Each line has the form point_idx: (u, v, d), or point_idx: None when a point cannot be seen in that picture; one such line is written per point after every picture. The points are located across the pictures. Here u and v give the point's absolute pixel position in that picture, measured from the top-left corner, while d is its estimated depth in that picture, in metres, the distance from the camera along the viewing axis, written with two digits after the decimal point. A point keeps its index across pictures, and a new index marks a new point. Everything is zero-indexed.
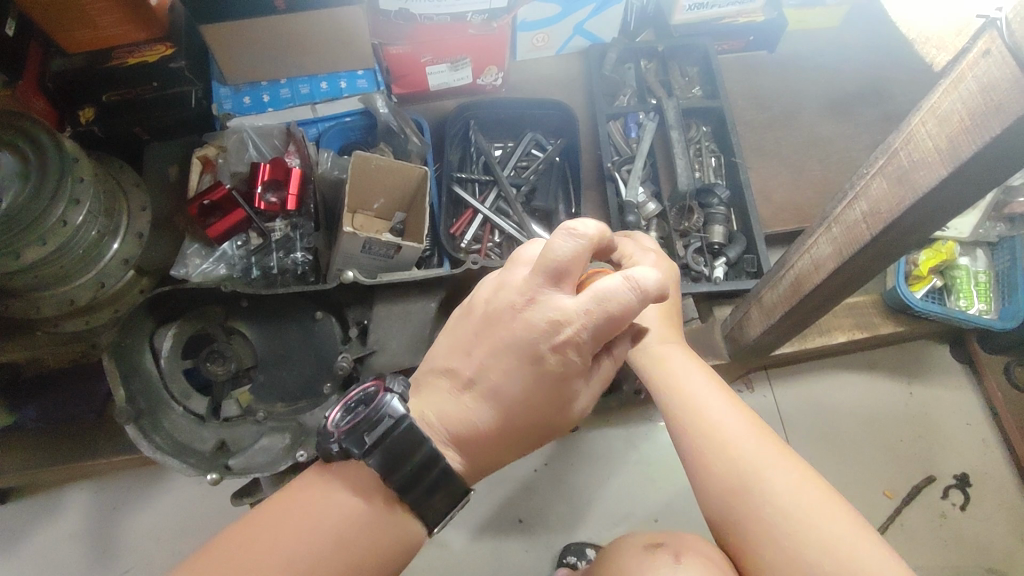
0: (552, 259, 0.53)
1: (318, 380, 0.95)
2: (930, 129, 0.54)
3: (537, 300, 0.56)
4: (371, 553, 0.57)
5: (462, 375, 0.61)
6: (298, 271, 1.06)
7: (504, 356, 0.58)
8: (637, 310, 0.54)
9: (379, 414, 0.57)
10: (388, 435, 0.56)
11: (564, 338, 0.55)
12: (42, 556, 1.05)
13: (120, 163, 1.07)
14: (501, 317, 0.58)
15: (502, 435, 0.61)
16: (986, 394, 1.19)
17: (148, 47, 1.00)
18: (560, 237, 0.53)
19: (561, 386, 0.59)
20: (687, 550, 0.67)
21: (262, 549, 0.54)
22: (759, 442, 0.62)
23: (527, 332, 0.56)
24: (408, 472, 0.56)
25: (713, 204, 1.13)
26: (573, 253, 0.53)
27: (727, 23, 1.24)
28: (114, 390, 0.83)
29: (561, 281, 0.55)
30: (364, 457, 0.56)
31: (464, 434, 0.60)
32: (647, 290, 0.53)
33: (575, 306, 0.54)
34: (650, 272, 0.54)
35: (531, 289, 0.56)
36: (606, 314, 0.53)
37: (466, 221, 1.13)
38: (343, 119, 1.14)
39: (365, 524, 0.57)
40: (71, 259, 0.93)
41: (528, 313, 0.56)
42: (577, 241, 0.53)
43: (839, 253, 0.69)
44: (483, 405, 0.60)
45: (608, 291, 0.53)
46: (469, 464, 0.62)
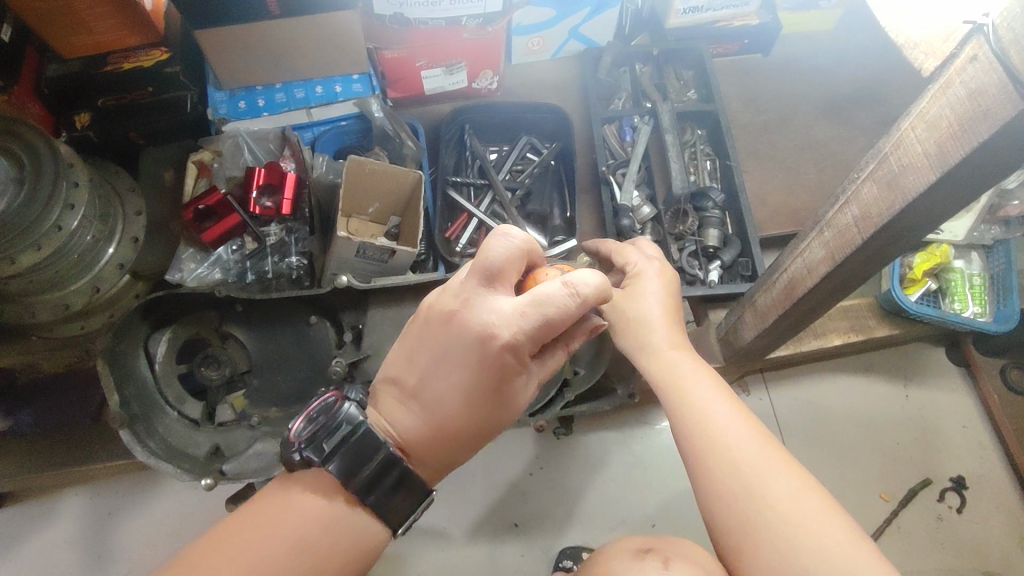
0: (488, 261, 0.59)
1: (313, 385, 0.94)
2: (919, 134, 0.54)
3: (472, 303, 0.59)
4: (335, 556, 0.57)
5: (408, 380, 0.62)
6: (293, 276, 1.06)
7: (441, 358, 0.60)
8: (575, 315, 0.57)
9: (337, 422, 0.58)
10: (346, 442, 0.57)
11: (498, 338, 0.57)
12: (37, 562, 1.05)
13: (115, 168, 1.06)
14: (449, 323, 0.60)
15: (449, 434, 0.61)
16: (982, 396, 1.19)
17: (144, 52, 1.01)
18: (496, 240, 0.60)
19: (501, 382, 0.59)
20: (676, 555, 0.65)
21: (231, 555, 0.54)
22: (761, 447, 0.63)
23: (459, 334, 0.59)
24: (368, 477, 0.57)
25: (707, 208, 1.13)
26: (507, 254, 0.59)
27: (722, 26, 1.25)
28: (108, 396, 0.82)
29: (498, 283, 0.60)
30: (324, 464, 0.56)
31: (412, 436, 0.60)
32: (584, 293, 0.57)
33: (509, 308, 0.57)
34: (590, 277, 0.58)
35: (466, 294, 0.60)
36: (542, 315, 0.56)
37: (462, 224, 1.12)
38: (338, 123, 1.16)
39: (331, 525, 0.57)
40: (66, 263, 0.93)
41: (461, 316, 0.59)
42: (515, 243, 0.60)
43: (831, 257, 0.69)
44: (428, 408, 0.61)
45: (546, 294, 0.56)
46: (425, 465, 0.61)
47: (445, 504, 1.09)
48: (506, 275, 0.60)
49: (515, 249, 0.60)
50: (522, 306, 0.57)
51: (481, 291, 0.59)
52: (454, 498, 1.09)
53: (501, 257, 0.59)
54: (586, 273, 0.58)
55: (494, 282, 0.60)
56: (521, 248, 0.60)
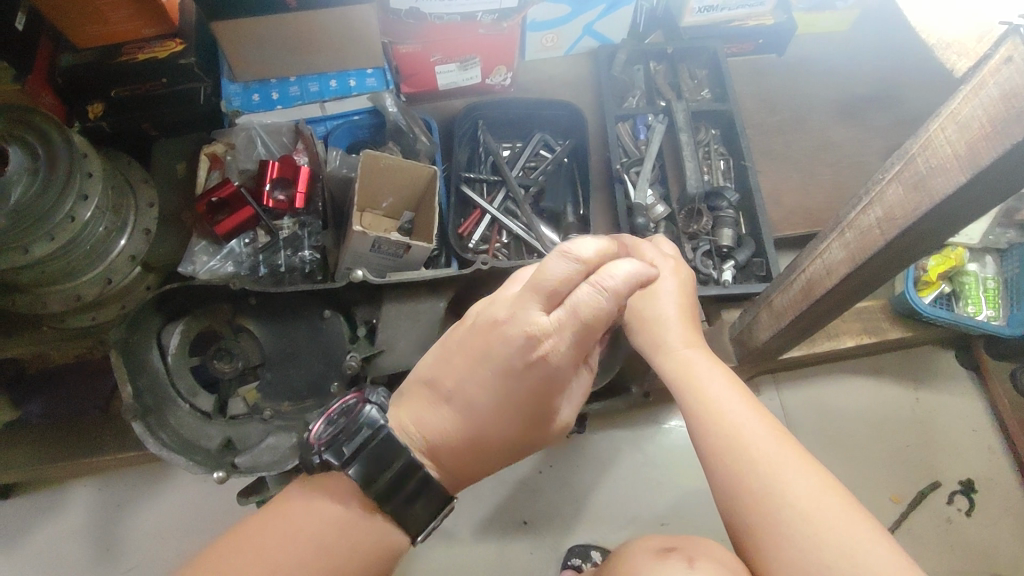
0: (543, 278, 0.54)
1: (327, 379, 0.94)
2: (949, 135, 0.54)
3: (519, 313, 0.56)
4: (354, 556, 0.57)
5: (440, 386, 0.62)
6: (306, 270, 1.05)
7: (477, 369, 0.59)
8: (609, 312, 0.54)
9: (357, 425, 0.58)
10: (365, 446, 0.57)
11: (541, 352, 0.55)
12: (44, 553, 1.05)
13: (127, 159, 1.06)
14: (486, 330, 0.58)
15: (478, 444, 0.62)
16: (994, 400, 1.19)
17: (159, 43, 1.01)
18: (555, 259, 0.53)
19: (537, 398, 0.59)
20: (701, 555, 0.65)
21: (255, 553, 0.55)
22: (780, 446, 0.62)
23: (505, 346, 0.57)
24: (387, 484, 0.57)
25: (722, 207, 1.12)
26: (564, 274, 0.53)
27: (737, 26, 1.24)
28: (121, 386, 0.83)
29: (547, 299, 0.55)
30: (343, 467, 0.56)
31: (440, 442, 0.62)
32: (610, 285, 0.53)
33: (553, 320, 0.54)
34: (618, 268, 0.53)
35: (515, 306, 0.56)
36: (583, 327, 0.54)
37: (474, 221, 1.12)
38: (351, 118, 1.14)
39: (350, 529, 0.58)
40: (78, 255, 0.93)
41: (505, 327, 0.57)
42: (572, 261, 0.53)
43: (852, 258, 0.68)
44: (457, 415, 0.61)
45: (589, 306, 0.53)
46: (449, 472, 0.63)
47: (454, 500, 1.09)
48: (561, 292, 0.54)
49: (570, 267, 0.53)
50: (563, 315, 0.54)
51: (530, 302, 0.55)
52: (462, 494, 1.09)
53: (561, 275, 0.53)
54: (614, 264, 0.53)
55: (548, 296, 0.55)
56: (583, 269, 0.53)
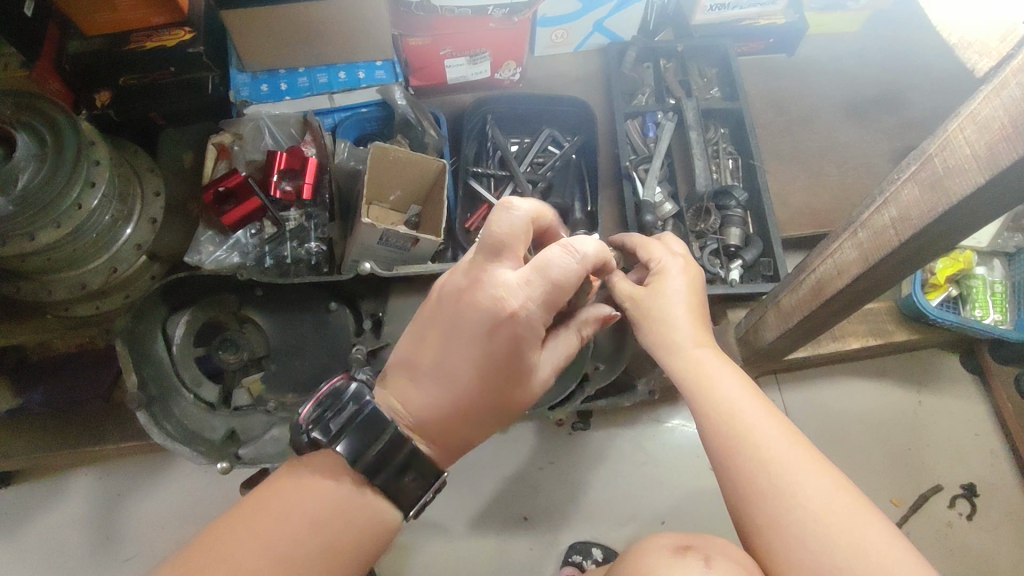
0: (490, 234, 0.57)
1: (330, 371, 0.94)
2: (968, 136, 0.53)
3: (481, 276, 0.58)
4: (348, 530, 0.57)
5: (418, 362, 0.62)
6: (312, 262, 1.05)
7: (452, 339, 0.59)
8: (579, 276, 0.57)
9: (342, 401, 0.57)
10: (352, 420, 0.57)
11: (511, 310, 0.56)
12: (44, 541, 1.05)
13: (133, 148, 1.05)
14: (452, 299, 0.59)
15: (464, 413, 0.61)
16: (997, 405, 1.19)
17: (167, 31, 1.00)
18: (499, 215, 0.57)
19: (514, 361, 0.58)
20: (716, 553, 0.64)
21: (249, 534, 0.54)
22: (791, 446, 0.62)
23: (473, 310, 0.58)
24: (375, 457, 0.57)
25: (730, 206, 1.12)
26: (512, 228, 0.57)
27: (747, 25, 1.24)
28: (126, 376, 0.83)
29: (502, 255, 0.58)
30: (332, 444, 0.56)
31: (426, 416, 0.60)
32: (583, 254, 0.57)
33: (517, 278, 0.57)
34: (590, 241, 0.58)
35: (474, 270, 0.59)
36: (549, 284, 0.56)
37: (481, 215, 1.11)
38: (360, 110, 1.15)
39: (343, 506, 0.57)
40: (84, 243, 0.92)
41: (472, 292, 0.58)
42: (523, 216, 0.57)
43: (864, 258, 0.68)
44: (439, 386, 0.60)
45: (549, 261, 0.56)
46: (440, 445, 0.62)
47: (455, 495, 1.09)
48: (511, 247, 0.58)
49: (521, 222, 0.57)
50: (529, 275, 0.57)
51: (487, 263, 0.58)
52: (464, 490, 1.09)
53: (508, 228, 0.57)
54: (583, 238, 0.59)
55: (502, 254, 0.58)
56: (526, 219, 0.57)
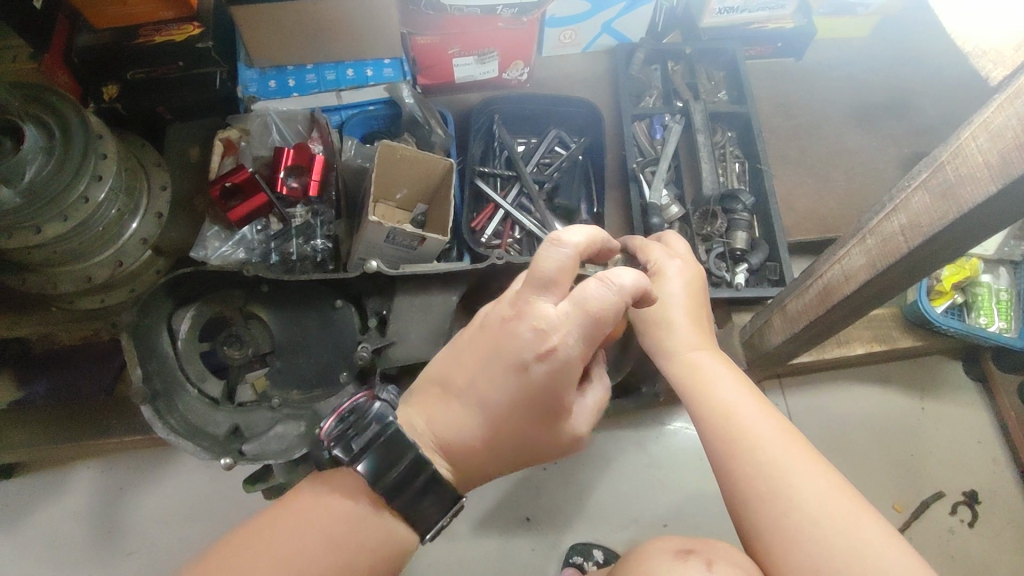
0: (539, 269, 0.57)
1: (335, 369, 0.93)
2: (981, 144, 0.53)
3: (525, 307, 0.58)
4: (365, 552, 0.57)
5: (452, 382, 0.62)
6: (318, 259, 1.05)
7: (490, 365, 0.59)
8: (618, 309, 0.57)
9: (366, 420, 0.58)
10: (374, 440, 0.57)
11: (551, 344, 0.56)
12: (47, 533, 1.05)
13: (141, 142, 1.05)
14: (492, 326, 0.60)
15: (490, 442, 0.61)
16: (999, 412, 1.19)
17: (176, 26, 1.00)
18: (548, 249, 0.57)
19: (550, 399, 0.59)
20: (719, 557, 0.64)
21: (264, 547, 0.55)
22: (790, 447, 0.62)
23: (513, 340, 0.58)
24: (396, 480, 0.56)
25: (737, 210, 1.12)
26: (562, 264, 0.57)
27: (757, 28, 1.23)
28: (131, 370, 0.83)
29: (550, 290, 0.57)
30: (353, 463, 0.57)
31: (452, 442, 0.61)
32: (622, 287, 0.57)
33: (559, 314, 0.57)
34: (627, 273, 0.58)
35: (519, 301, 0.58)
36: (589, 319, 0.56)
37: (487, 215, 1.12)
38: (366, 108, 1.16)
39: (359, 524, 0.58)
40: (90, 237, 0.92)
41: (513, 322, 0.58)
42: (568, 252, 0.57)
43: (873, 264, 0.68)
44: (472, 414, 0.61)
45: (590, 297, 0.56)
46: (461, 471, 0.63)
47: None
48: (560, 283, 0.57)
49: (568, 258, 0.57)
50: (568, 308, 0.57)
51: (533, 295, 0.58)
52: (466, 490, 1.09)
53: (557, 265, 0.57)
54: (621, 269, 0.58)
55: (549, 287, 0.57)
56: (575, 255, 0.57)
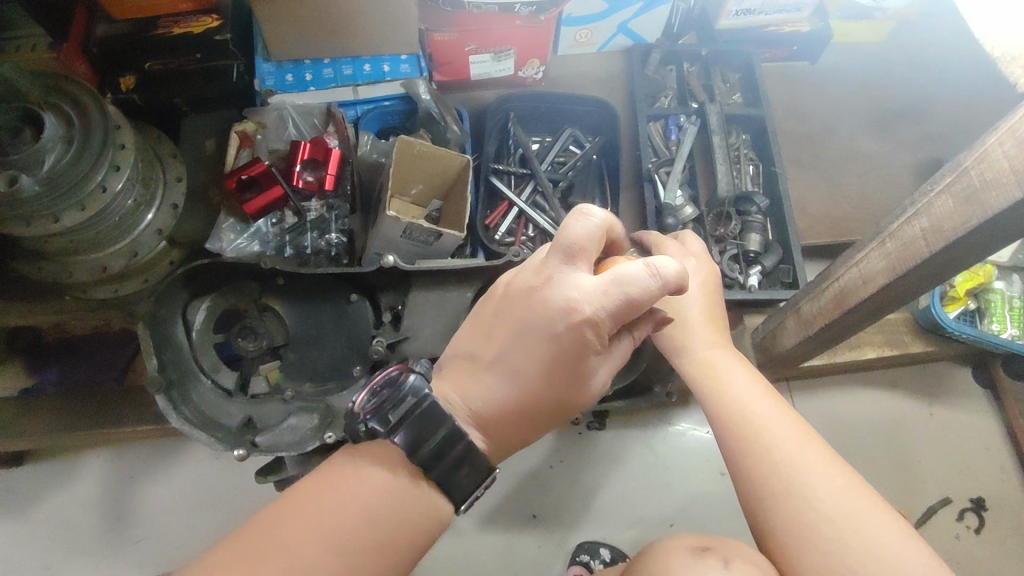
0: (568, 238, 0.59)
1: (349, 363, 0.94)
2: (1007, 150, 0.54)
3: (553, 276, 0.59)
4: (405, 525, 0.57)
5: (480, 356, 0.62)
6: (332, 253, 1.07)
7: (520, 335, 0.60)
8: (656, 297, 0.57)
9: (401, 394, 0.58)
10: (411, 413, 0.57)
11: (580, 313, 0.57)
12: (56, 521, 1.05)
13: (157, 133, 1.05)
14: (520, 296, 0.61)
15: (524, 412, 0.61)
16: (1007, 420, 1.19)
17: (194, 18, 1.01)
18: (577, 219, 0.59)
19: (579, 364, 0.59)
20: (736, 555, 0.64)
21: (305, 522, 0.54)
22: (806, 447, 0.62)
23: (544, 309, 0.59)
24: (432, 451, 0.57)
25: (751, 212, 1.13)
26: (590, 234, 0.59)
27: (773, 31, 1.23)
28: (146, 360, 0.84)
29: (579, 260, 0.59)
30: (390, 434, 0.56)
31: (484, 412, 0.61)
32: (665, 277, 0.57)
33: (592, 286, 0.57)
34: (670, 261, 0.58)
35: (548, 270, 0.60)
36: (625, 296, 0.56)
37: (501, 213, 1.12)
38: (382, 103, 1.13)
39: (398, 497, 0.57)
40: (107, 226, 0.92)
41: (543, 289, 0.59)
42: (597, 223, 0.59)
43: (891, 268, 0.68)
44: (505, 383, 0.61)
45: (628, 275, 0.56)
46: (494, 443, 0.62)
47: None
48: (588, 252, 0.59)
49: (595, 230, 0.59)
50: (601, 282, 0.57)
51: (563, 267, 0.59)
52: None
53: (584, 235, 0.59)
54: (665, 257, 0.58)
55: (577, 257, 0.59)
56: (603, 228, 0.60)
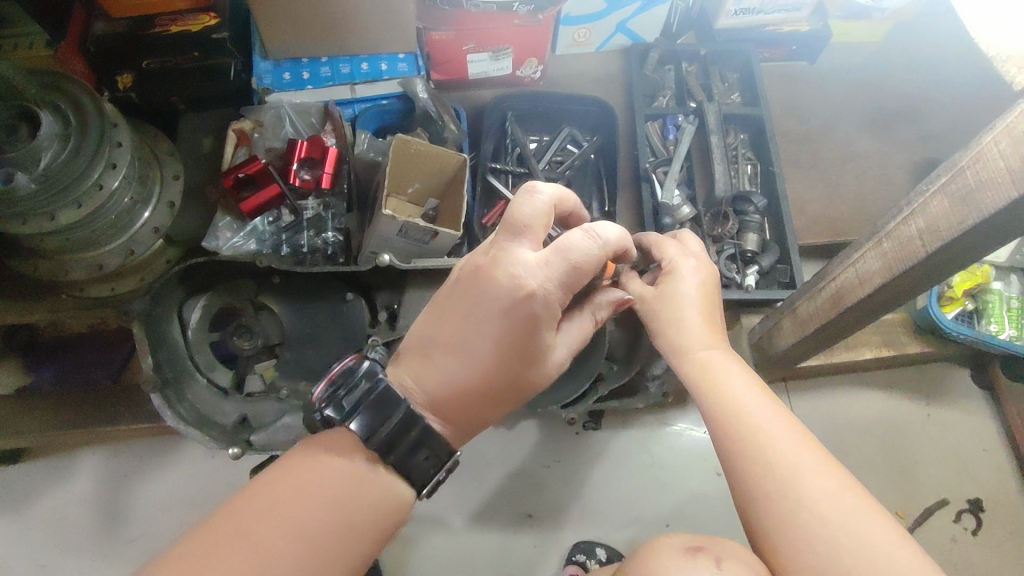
0: (515, 216, 0.60)
1: (344, 361, 0.93)
2: (1002, 150, 0.53)
3: (500, 254, 0.60)
4: (366, 508, 0.56)
5: (437, 343, 0.61)
6: (328, 251, 1.05)
7: (469, 316, 0.60)
8: (600, 260, 0.60)
9: (355, 379, 0.58)
10: (366, 398, 0.58)
11: (528, 288, 0.58)
12: (51, 520, 1.05)
13: (154, 132, 1.05)
14: (467, 278, 0.61)
15: (482, 393, 0.61)
16: (1005, 421, 1.19)
17: (191, 16, 1.01)
18: (524, 198, 0.61)
19: (530, 341, 0.59)
20: (727, 554, 0.64)
21: (263, 511, 0.53)
22: (800, 447, 0.62)
23: (490, 287, 0.59)
24: (388, 435, 0.58)
25: (748, 213, 1.12)
26: (537, 211, 0.61)
27: (773, 30, 1.23)
28: (142, 359, 0.82)
29: (525, 237, 0.60)
30: (346, 421, 0.58)
31: (440, 395, 0.60)
32: (606, 241, 0.61)
33: (537, 259, 0.59)
34: (612, 228, 0.61)
35: (495, 250, 0.60)
36: (569, 264, 0.59)
37: (499, 211, 1.10)
38: (380, 102, 1.13)
39: (356, 482, 0.56)
40: (102, 224, 0.92)
41: (488, 269, 0.60)
42: (544, 201, 0.61)
43: (888, 268, 0.68)
44: (459, 366, 0.60)
45: (571, 242, 0.59)
46: (455, 427, 0.62)
47: (457, 487, 1.09)
48: (536, 229, 0.61)
49: (543, 207, 0.61)
50: (547, 255, 0.59)
51: (507, 242, 0.60)
52: (469, 484, 1.09)
53: (532, 213, 0.61)
54: (607, 223, 0.62)
55: (524, 234, 0.60)
56: (551, 205, 0.62)
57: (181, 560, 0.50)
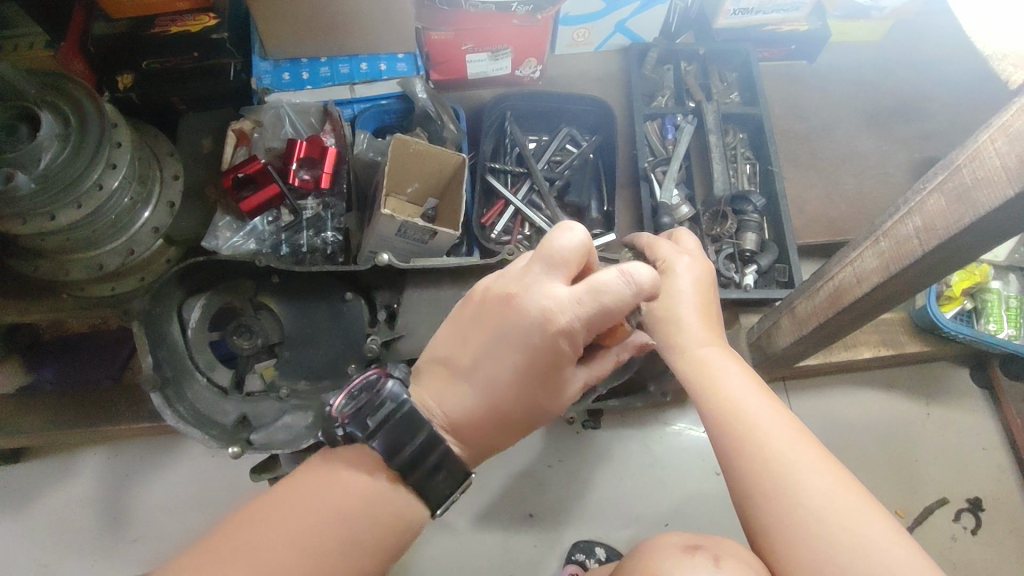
0: (550, 249, 0.59)
1: (344, 359, 0.94)
2: (998, 147, 0.54)
3: (530, 286, 0.59)
4: (375, 524, 0.56)
5: (455, 361, 0.62)
6: (327, 251, 1.06)
7: (495, 341, 0.60)
8: (631, 304, 0.58)
9: (380, 399, 0.57)
10: (391, 418, 0.56)
11: (557, 326, 0.57)
12: (52, 520, 1.05)
13: (155, 132, 1.05)
14: (494, 303, 0.61)
15: (500, 417, 0.61)
16: (1003, 420, 1.19)
17: (191, 16, 1.02)
18: (561, 232, 0.59)
19: (553, 371, 0.60)
20: (727, 553, 0.64)
21: (271, 525, 0.54)
22: (797, 444, 0.62)
23: (517, 318, 0.58)
24: (411, 456, 0.57)
25: (747, 212, 1.13)
26: (573, 248, 0.59)
27: (771, 30, 1.23)
28: (142, 358, 0.83)
29: (557, 270, 0.59)
30: (369, 440, 0.56)
31: (460, 418, 0.61)
32: (639, 283, 0.58)
33: (568, 295, 0.57)
34: (646, 268, 0.58)
35: (526, 279, 0.60)
36: (599, 304, 0.57)
37: (497, 211, 1.12)
38: (379, 102, 1.14)
39: (366, 500, 0.56)
40: (103, 224, 0.92)
41: (518, 299, 0.59)
42: (582, 237, 0.59)
43: (885, 267, 0.68)
44: (479, 391, 0.61)
45: (603, 283, 0.57)
46: (471, 448, 0.63)
47: None
48: (571, 266, 0.59)
49: (580, 243, 0.59)
50: (579, 294, 0.57)
51: (541, 275, 0.59)
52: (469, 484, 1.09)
53: (569, 249, 0.59)
54: (642, 262, 0.59)
55: (558, 269, 0.59)
56: (590, 244, 0.59)
57: (187, 565, 0.51)
